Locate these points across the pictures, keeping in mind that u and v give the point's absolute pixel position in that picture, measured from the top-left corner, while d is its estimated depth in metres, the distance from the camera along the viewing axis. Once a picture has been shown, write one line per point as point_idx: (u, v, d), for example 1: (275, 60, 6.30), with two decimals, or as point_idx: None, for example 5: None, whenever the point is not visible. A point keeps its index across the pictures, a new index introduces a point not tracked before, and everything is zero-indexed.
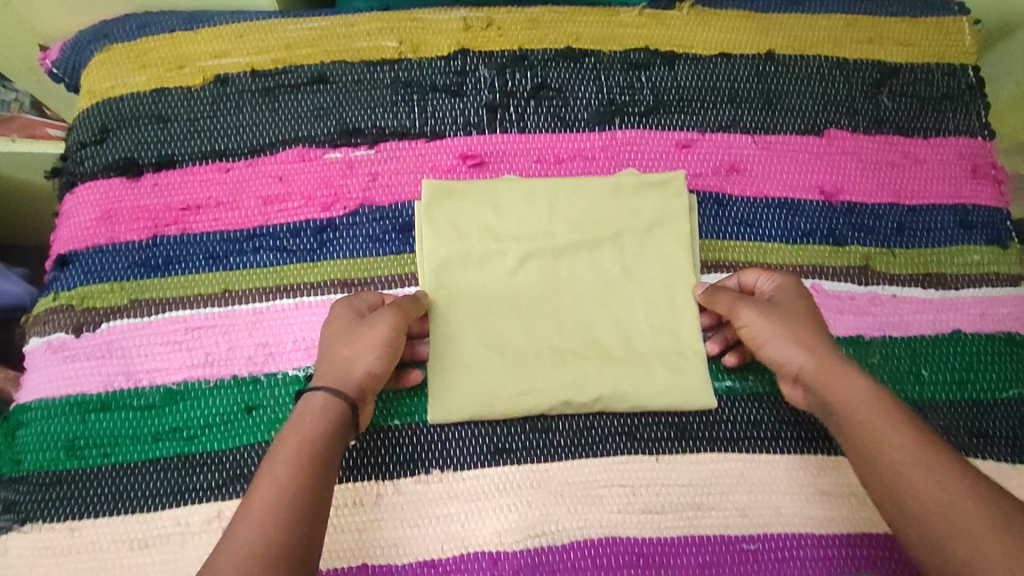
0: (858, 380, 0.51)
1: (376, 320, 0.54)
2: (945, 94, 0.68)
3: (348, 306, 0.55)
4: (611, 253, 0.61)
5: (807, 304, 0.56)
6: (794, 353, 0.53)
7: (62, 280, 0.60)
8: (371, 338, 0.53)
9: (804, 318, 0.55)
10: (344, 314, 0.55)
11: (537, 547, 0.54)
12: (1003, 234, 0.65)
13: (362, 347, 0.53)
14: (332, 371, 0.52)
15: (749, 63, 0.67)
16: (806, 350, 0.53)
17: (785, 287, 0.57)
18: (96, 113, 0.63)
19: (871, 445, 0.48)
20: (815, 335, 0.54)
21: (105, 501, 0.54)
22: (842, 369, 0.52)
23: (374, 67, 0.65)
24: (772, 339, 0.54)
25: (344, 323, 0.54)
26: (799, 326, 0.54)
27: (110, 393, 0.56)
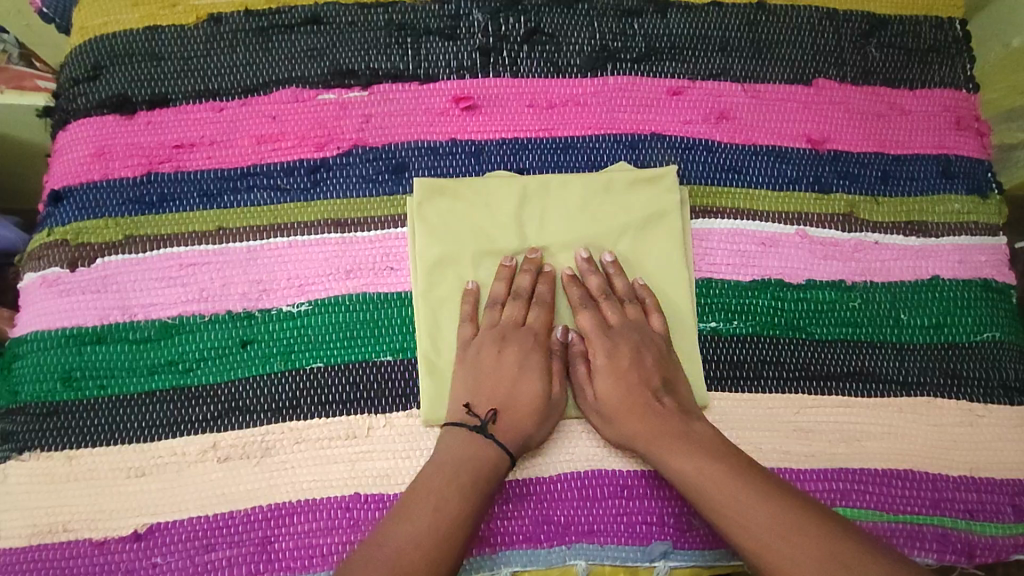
0: (676, 453, 0.52)
1: (546, 387, 0.56)
2: (932, 47, 0.69)
3: (512, 349, 0.57)
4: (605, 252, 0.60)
5: (620, 362, 0.56)
6: (624, 428, 0.55)
7: (56, 216, 0.60)
8: (526, 405, 0.55)
9: (627, 389, 0.55)
10: (508, 361, 0.56)
11: (526, 479, 0.56)
12: (983, 184, 0.66)
13: (514, 416, 0.54)
14: (512, 429, 0.54)
15: (741, 12, 0.68)
16: (631, 431, 0.55)
17: (598, 350, 0.57)
18: (88, 50, 0.63)
19: (714, 504, 0.49)
20: (635, 406, 0.55)
21: (102, 432, 0.55)
22: (667, 437, 0.53)
23: (368, 9, 0.65)
24: (616, 420, 0.55)
25: (526, 379, 0.56)
26: (626, 405, 0.55)
27: (106, 326, 0.57)
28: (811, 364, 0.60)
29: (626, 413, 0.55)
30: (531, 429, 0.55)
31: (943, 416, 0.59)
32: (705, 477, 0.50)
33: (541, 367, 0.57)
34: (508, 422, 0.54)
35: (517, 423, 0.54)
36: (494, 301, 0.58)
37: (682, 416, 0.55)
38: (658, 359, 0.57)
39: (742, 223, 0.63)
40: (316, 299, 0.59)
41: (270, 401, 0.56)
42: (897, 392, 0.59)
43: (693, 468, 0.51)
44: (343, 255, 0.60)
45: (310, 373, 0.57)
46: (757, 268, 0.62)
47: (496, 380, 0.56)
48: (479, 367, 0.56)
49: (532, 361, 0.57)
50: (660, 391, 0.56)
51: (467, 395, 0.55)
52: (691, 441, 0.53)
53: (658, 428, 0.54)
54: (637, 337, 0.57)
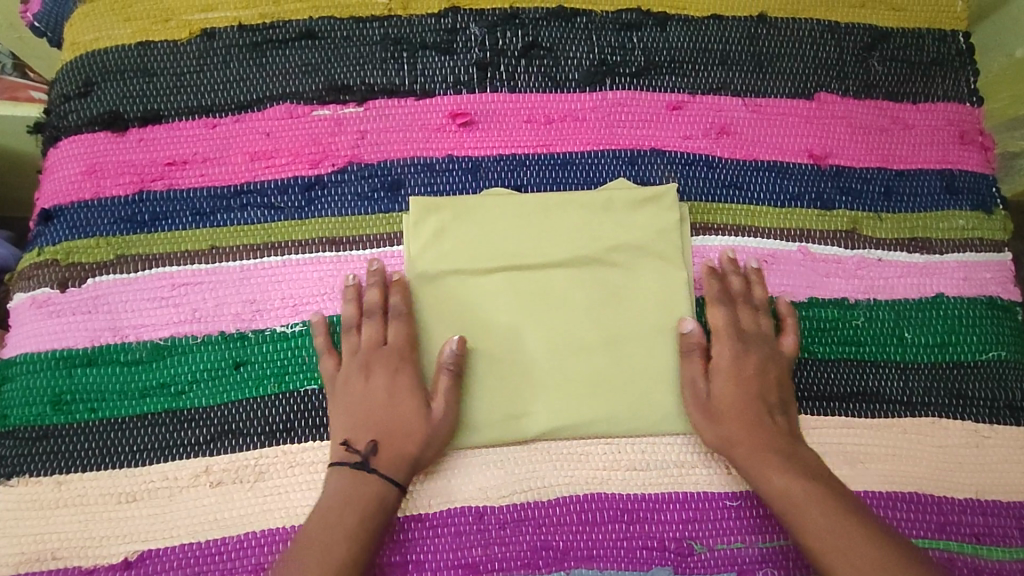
0: (787, 465, 0.53)
1: (419, 408, 0.54)
2: (935, 60, 0.68)
3: (376, 376, 0.55)
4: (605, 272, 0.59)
5: (744, 367, 0.56)
6: (724, 431, 0.55)
7: (46, 236, 0.59)
8: (399, 431, 0.53)
9: (748, 395, 0.56)
10: (375, 387, 0.55)
11: (523, 503, 0.55)
12: (988, 199, 0.65)
13: (394, 444, 0.53)
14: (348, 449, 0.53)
15: (742, 25, 0.67)
16: (731, 434, 0.55)
17: (722, 348, 0.57)
18: (80, 66, 0.62)
19: (812, 518, 0.50)
20: (748, 413, 0.55)
21: (92, 456, 0.54)
22: (771, 453, 0.54)
23: (364, 24, 0.64)
24: (728, 419, 0.55)
25: (399, 404, 0.54)
26: (738, 408, 0.55)
27: (96, 348, 0.56)
28: (814, 384, 0.59)
29: (734, 415, 0.55)
30: (418, 453, 0.53)
31: (948, 437, 0.58)
32: (805, 498, 0.51)
33: (409, 388, 0.55)
34: (391, 451, 0.53)
35: (394, 451, 0.53)
36: (349, 325, 0.57)
37: (790, 435, 0.55)
38: (781, 371, 0.57)
39: (743, 240, 0.62)
40: (310, 320, 0.58)
41: (263, 423, 0.55)
42: (902, 413, 0.58)
43: (797, 487, 0.52)
44: (338, 274, 0.59)
45: (304, 395, 0.56)
46: None
47: (364, 407, 0.54)
48: (351, 397, 0.54)
49: (403, 383, 0.55)
50: (776, 405, 0.56)
51: (346, 428, 0.54)
52: (791, 459, 0.53)
53: (764, 440, 0.54)
54: (767, 348, 0.57)
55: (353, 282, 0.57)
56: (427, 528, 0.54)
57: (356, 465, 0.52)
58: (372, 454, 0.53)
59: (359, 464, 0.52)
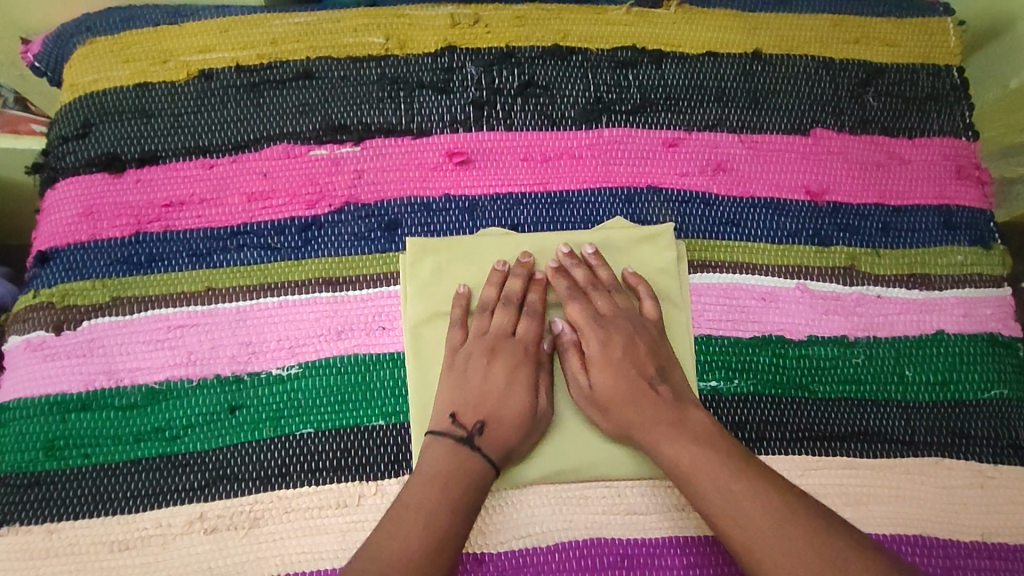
0: (682, 437, 0.52)
1: (530, 399, 0.55)
2: (930, 95, 0.68)
3: (502, 359, 0.56)
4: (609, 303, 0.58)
5: (613, 352, 0.56)
6: (621, 421, 0.55)
7: (43, 277, 0.59)
8: (514, 419, 0.54)
9: (618, 376, 0.55)
10: (496, 372, 0.56)
11: (522, 549, 0.54)
12: (986, 234, 0.65)
13: (501, 426, 0.54)
14: (496, 432, 0.54)
15: (737, 61, 0.67)
16: (625, 420, 0.55)
17: (591, 340, 0.57)
18: (79, 107, 0.63)
19: (705, 492, 0.50)
20: (632, 394, 0.55)
21: (86, 503, 0.53)
22: (665, 426, 0.53)
23: (361, 63, 0.64)
24: (617, 403, 0.55)
25: (516, 390, 0.55)
26: (622, 395, 0.55)
27: (91, 393, 0.56)
28: (815, 423, 0.58)
29: (620, 401, 0.55)
30: (519, 443, 0.54)
31: (951, 478, 0.58)
32: (700, 464, 0.51)
33: (527, 381, 0.56)
34: (494, 434, 0.54)
35: (504, 433, 0.54)
36: (483, 308, 0.58)
37: (677, 403, 0.54)
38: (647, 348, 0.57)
39: (742, 277, 0.62)
40: (306, 362, 0.57)
41: (259, 468, 0.55)
42: (904, 452, 0.58)
43: (687, 458, 0.51)
44: (334, 315, 0.58)
45: (300, 439, 0.56)
46: (757, 324, 0.60)
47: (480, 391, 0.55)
48: (467, 378, 0.56)
49: (522, 371, 0.56)
50: (654, 378, 0.56)
51: (454, 405, 0.55)
52: (687, 428, 0.53)
53: (655, 417, 0.54)
54: (631, 325, 0.58)
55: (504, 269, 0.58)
56: None
57: (462, 441, 0.53)
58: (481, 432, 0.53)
59: (462, 439, 0.53)
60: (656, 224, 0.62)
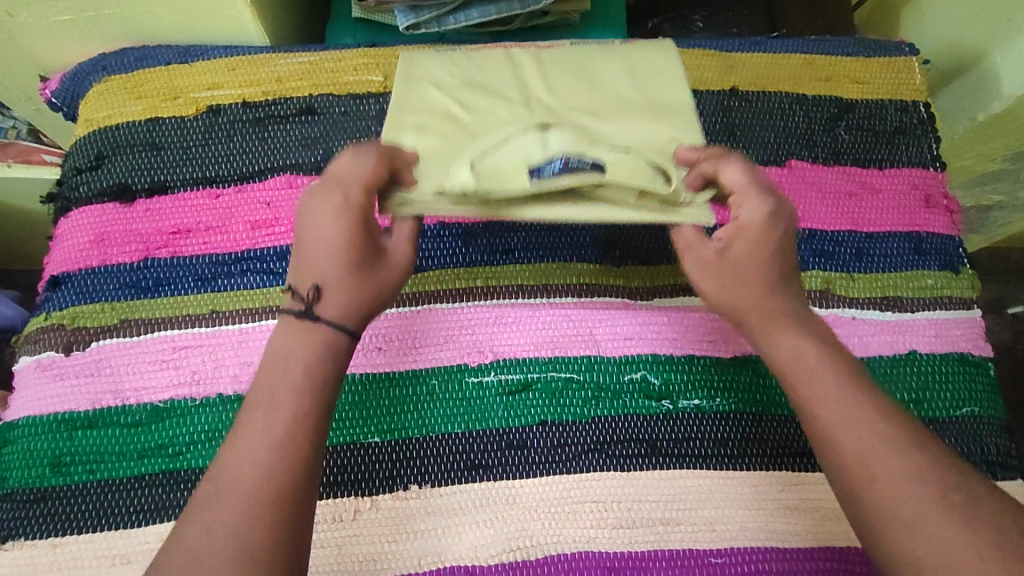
0: (804, 341, 0.50)
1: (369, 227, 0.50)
2: (898, 129, 0.72)
3: (327, 210, 0.49)
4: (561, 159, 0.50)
5: (759, 236, 0.51)
6: (751, 303, 0.52)
7: (54, 301, 0.62)
8: (353, 238, 0.49)
9: (762, 254, 0.51)
10: (322, 225, 0.48)
11: (511, 562, 0.56)
12: (955, 259, 0.68)
13: (336, 283, 0.48)
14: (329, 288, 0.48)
15: (715, 98, 0.71)
16: (753, 304, 0.51)
17: (744, 211, 0.51)
18: (93, 141, 0.66)
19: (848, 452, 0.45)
20: (767, 279, 0.52)
21: (90, 517, 0.55)
22: (789, 323, 0.51)
23: (361, 99, 0.68)
24: (737, 281, 0.52)
25: (347, 240, 0.48)
26: (757, 278, 0.52)
27: (98, 411, 0.58)
28: (792, 440, 0.61)
29: (750, 275, 0.52)
30: (366, 303, 0.49)
31: None
32: (811, 360, 0.49)
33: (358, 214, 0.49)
34: (332, 295, 0.48)
35: (338, 299, 0.48)
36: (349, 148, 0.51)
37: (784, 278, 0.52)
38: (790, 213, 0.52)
39: None
40: None
41: None
42: None
43: (800, 353, 0.50)
44: None
45: None
46: (735, 345, 0.63)
47: (321, 248, 0.48)
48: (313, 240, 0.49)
49: (344, 210, 0.49)
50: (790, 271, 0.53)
51: (294, 275, 0.49)
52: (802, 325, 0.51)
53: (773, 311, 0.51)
54: (790, 210, 0.52)
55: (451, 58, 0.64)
56: None
57: (298, 311, 0.48)
58: (316, 297, 0.48)
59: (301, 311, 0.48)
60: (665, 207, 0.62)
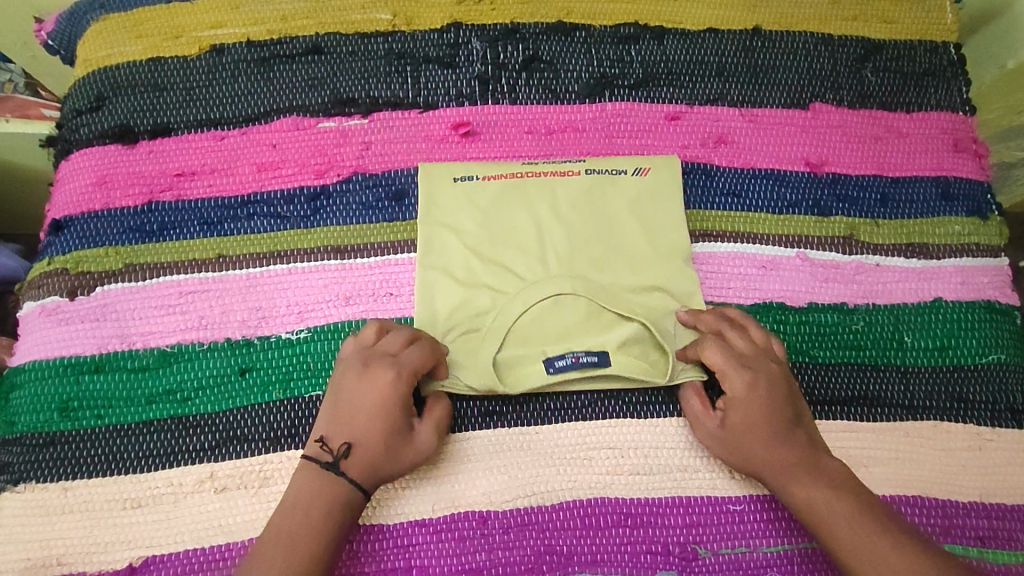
0: (815, 488, 0.52)
1: (404, 424, 0.53)
2: (927, 71, 0.69)
3: (369, 381, 0.53)
4: (575, 355, 0.57)
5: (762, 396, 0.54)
6: (751, 464, 0.54)
7: (57, 245, 0.60)
8: (381, 449, 0.52)
9: (765, 425, 0.54)
10: (364, 392, 0.53)
11: (526, 507, 0.55)
12: (984, 205, 0.66)
13: (368, 447, 0.52)
14: (365, 454, 0.51)
15: (738, 38, 0.68)
16: (759, 464, 0.54)
17: (733, 411, 0.55)
18: (93, 81, 0.64)
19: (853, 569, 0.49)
20: (775, 439, 0.54)
21: (99, 462, 0.54)
22: (801, 470, 0.53)
23: (369, 39, 0.66)
24: (754, 444, 0.54)
25: (386, 412, 0.52)
26: (763, 438, 0.54)
27: (104, 356, 0.57)
28: (815, 388, 0.59)
29: (756, 446, 0.54)
30: (387, 468, 0.52)
31: (950, 441, 0.58)
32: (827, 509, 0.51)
33: (400, 406, 0.53)
34: (362, 454, 0.51)
35: (370, 454, 0.52)
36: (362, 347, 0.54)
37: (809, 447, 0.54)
38: (790, 388, 0.55)
39: (742, 245, 0.63)
40: (315, 326, 0.58)
41: (268, 429, 0.56)
42: (903, 416, 0.59)
43: (818, 501, 0.52)
44: (343, 282, 0.60)
45: (308, 400, 0.57)
46: (756, 291, 0.62)
47: (354, 415, 0.52)
48: (348, 391, 0.53)
49: (391, 396, 0.52)
50: (794, 422, 0.54)
51: (326, 426, 0.53)
52: (815, 470, 0.53)
53: (786, 465, 0.53)
54: (772, 367, 0.55)
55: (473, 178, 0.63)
56: (431, 533, 0.54)
57: (327, 464, 0.51)
58: (347, 455, 0.51)
59: (328, 465, 0.51)
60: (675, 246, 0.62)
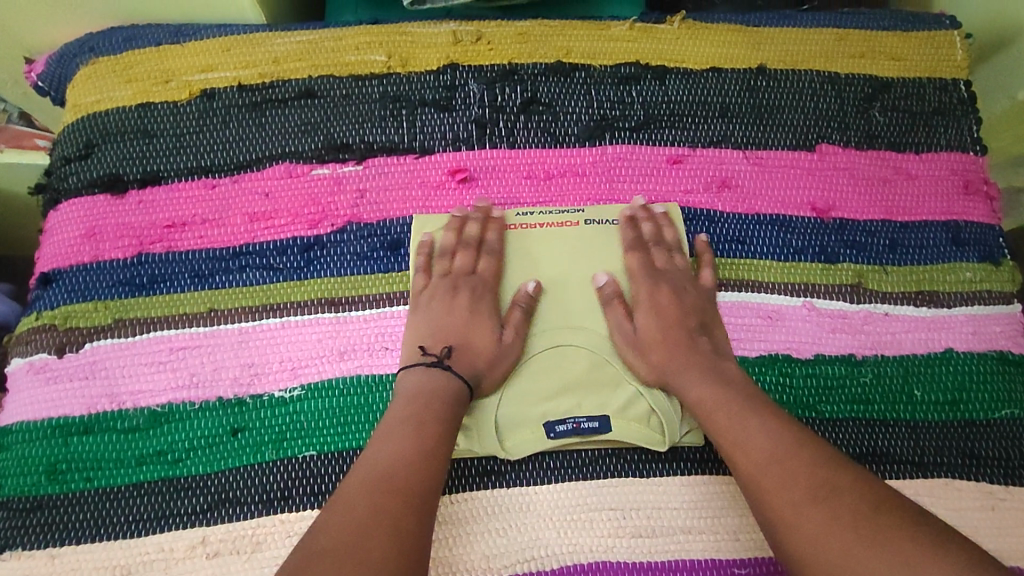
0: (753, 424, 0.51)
1: (495, 332, 0.58)
2: (937, 109, 0.67)
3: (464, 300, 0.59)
4: (576, 420, 0.57)
5: (660, 303, 0.60)
6: (657, 362, 0.58)
7: (46, 299, 0.59)
8: (479, 348, 0.58)
9: (668, 324, 0.59)
10: (457, 312, 0.59)
11: (525, 573, 0.54)
12: (995, 250, 0.64)
13: (469, 351, 0.57)
14: (472, 357, 0.57)
15: (742, 77, 0.66)
16: (656, 357, 0.58)
17: (640, 317, 0.59)
18: (81, 128, 0.63)
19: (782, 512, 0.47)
20: (692, 353, 0.57)
21: (88, 527, 0.53)
22: (700, 370, 0.56)
23: (363, 81, 0.64)
24: (685, 371, 0.56)
25: (479, 321, 0.59)
26: (664, 339, 0.58)
27: (93, 416, 0.56)
28: None
29: (657, 343, 0.58)
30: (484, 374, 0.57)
31: (963, 500, 0.57)
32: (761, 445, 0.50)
33: (490, 311, 0.59)
34: (468, 361, 0.57)
35: (473, 360, 0.57)
36: (443, 252, 0.61)
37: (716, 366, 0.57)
38: (697, 303, 0.60)
39: (745, 295, 0.61)
40: (309, 383, 0.57)
41: (262, 491, 0.54)
42: (915, 474, 0.57)
43: (752, 435, 0.51)
44: (337, 336, 0.58)
45: (302, 461, 0.55)
46: (760, 343, 0.60)
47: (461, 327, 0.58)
48: (434, 311, 0.58)
49: (481, 309, 0.59)
50: (694, 329, 0.58)
51: (422, 338, 0.58)
52: (711, 373, 0.56)
53: (719, 389, 0.54)
54: (678, 278, 0.61)
55: (462, 213, 0.62)
56: None
57: (433, 363, 0.56)
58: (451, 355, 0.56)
59: (434, 363, 0.56)
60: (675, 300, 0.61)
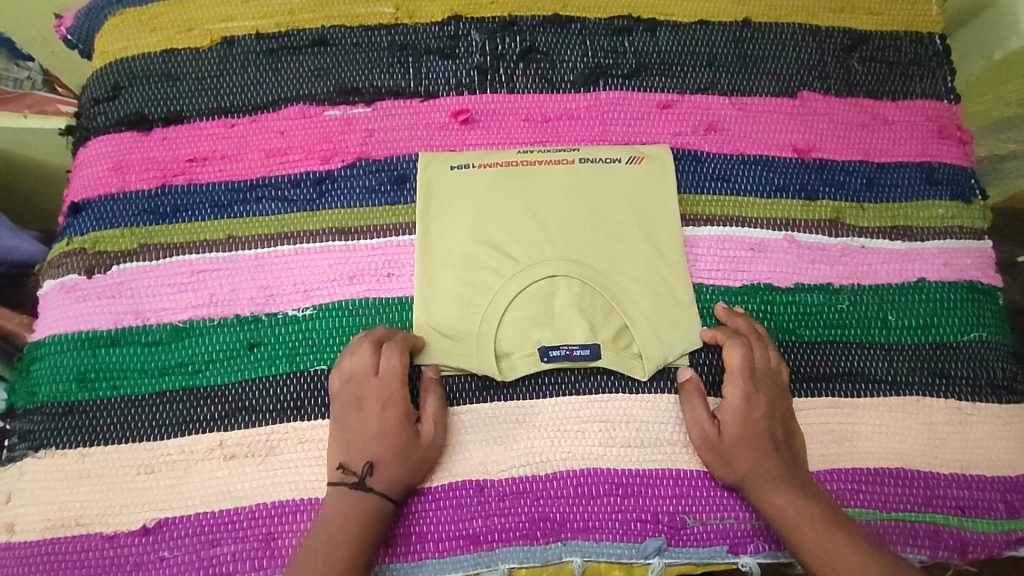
0: (849, 552, 0.50)
1: (412, 439, 0.55)
2: (913, 60, 0.71)
3: (375, 410, 0.55)
4: (569, 347, 0.60)
5: (753, 410, 0.57)
6: (738, 467, 0.56)
7: (76, 227, 0.63)
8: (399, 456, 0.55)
9: (754, 433, 0.56)
10: (371, 423, 0.55)
11: (521, 477, 0.58)
12: (967, 190, 0.68)
13: (388, 462, 0.54)
14: (390, 467, 0.54)
15: (728, 29, 0.71)
16: (745, 463, 0.56)
17: (726, 420, 0.57)
18: (109, 72, 0.67)
19: None
20: (778, 465, 0.55)
21: (115, 430, 0.57)
22: (783, 482, 0.55)
23: (372, 31, 0.68)
24: (772, 489, 0.55)
25: (394, 429, 0.55)
26: (749, 446, 0.56)
27: (120, 330, 0.60)
28: (800, 365, 0.61)
29: (745, 451, 0.56)
30: (408, 479, 0.55)
31: (932, 415, 0.61)
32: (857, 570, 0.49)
33: (405, 416, 0.56)
34: (387, 471, 0.54)
35: (394, 471, 0.54)
36: (352, 352, 0.57)
37: (798, 475, 0.55)
38: (785, 410, 0.58)
39: (731, 229, 0.65)
40: (320, 304, 0.61)
41: (275, 401, 0.58)
42: (888, 392, 0.61)
43: (850, 559, 0.50)
44: (347, 262, 0.62)
45: (313, 373, 0.59)
46: (744, 273, 0.64)
47: (376, 437, 0.55)
48: (349, 421, 0.56)
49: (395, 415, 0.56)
50: (782, 439, 0.57)
51: (342, 453, 0.55)
52: (797, 485, 0.55)
53: (810, 511, 0.53)
54: (770, 383, 0.58)
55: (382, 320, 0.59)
56: (430, 501, 0.57)
57: (354, 485, 0.53)
58: (373, 472, 0.54)
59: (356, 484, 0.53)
60: (668, 232, 0.64)
